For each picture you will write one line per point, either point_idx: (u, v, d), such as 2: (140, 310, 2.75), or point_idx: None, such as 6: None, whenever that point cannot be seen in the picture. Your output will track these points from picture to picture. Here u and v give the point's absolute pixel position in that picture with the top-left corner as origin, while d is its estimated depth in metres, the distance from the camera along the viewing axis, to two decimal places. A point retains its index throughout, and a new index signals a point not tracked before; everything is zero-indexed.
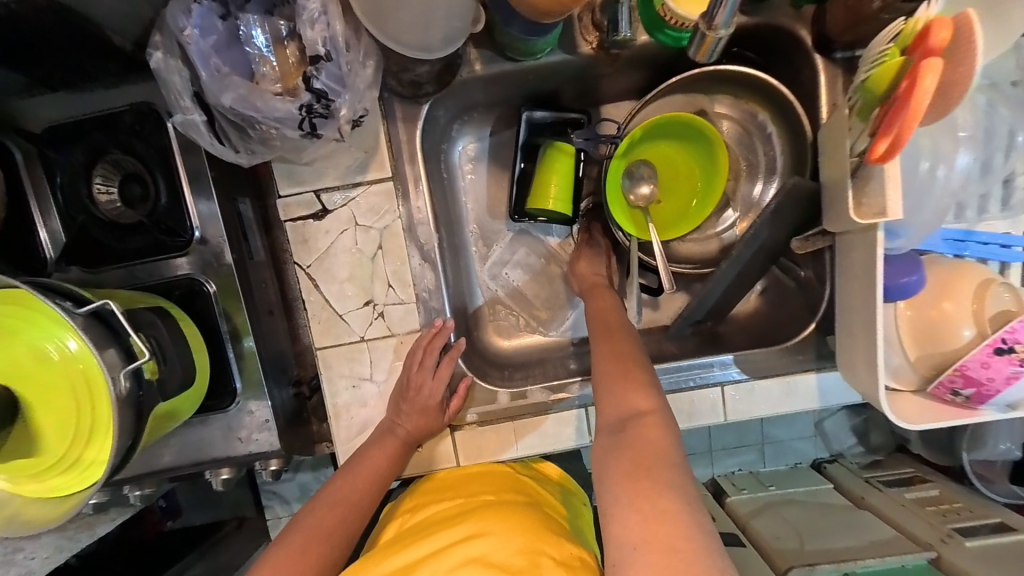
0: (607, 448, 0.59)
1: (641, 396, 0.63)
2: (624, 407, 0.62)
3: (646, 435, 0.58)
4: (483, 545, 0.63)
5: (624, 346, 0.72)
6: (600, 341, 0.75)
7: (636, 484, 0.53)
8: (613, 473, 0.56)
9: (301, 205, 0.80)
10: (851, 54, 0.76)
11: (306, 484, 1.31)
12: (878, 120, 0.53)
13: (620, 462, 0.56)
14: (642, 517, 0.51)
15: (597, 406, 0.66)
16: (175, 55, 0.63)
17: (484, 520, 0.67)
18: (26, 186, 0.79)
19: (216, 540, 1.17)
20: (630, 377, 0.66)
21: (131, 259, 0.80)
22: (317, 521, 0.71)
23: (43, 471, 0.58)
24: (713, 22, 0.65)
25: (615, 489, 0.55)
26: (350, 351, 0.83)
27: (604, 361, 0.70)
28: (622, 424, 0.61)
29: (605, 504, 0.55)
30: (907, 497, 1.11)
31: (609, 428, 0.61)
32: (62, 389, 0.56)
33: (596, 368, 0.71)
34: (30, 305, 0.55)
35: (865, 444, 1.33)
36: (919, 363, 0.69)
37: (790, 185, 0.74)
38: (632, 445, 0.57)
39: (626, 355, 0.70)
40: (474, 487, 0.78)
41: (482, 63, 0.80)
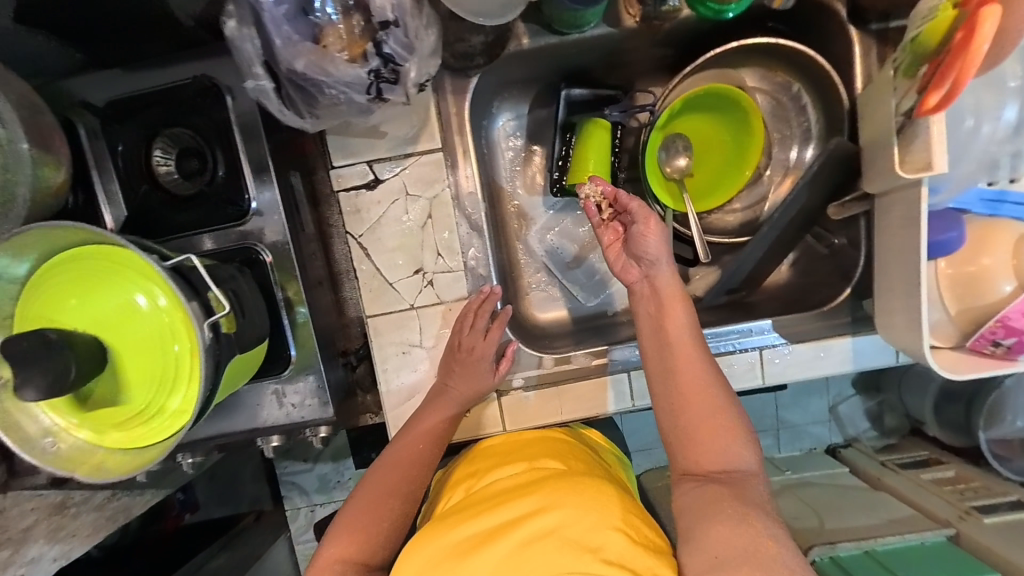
0: (705, 485, 0.65)
1: (745, 454, 0.66)
2: (725, 460, 0.66)
3: (749, 488, 0.64)
4: (555, 519, 0.63)
5: (717, 398, 0.68)
6: (686, 391, 0.69)
7: (741, 516, 0.60)
8: (714, 508, 0.61)
9: (353, 176, 0.82)
10: (884, 25, 0.79)
11: (326, 475, 1.48)
12: (927, 75, 0.56)
13: (725, 501, 0.62)
14: (747, 542, 0.58)
15: (687, 458, 0.68)
16: (247, 23, 0.65)
17: (556, 490, 0.67)
18: (89, 158, 0.81)
19: (238, 531, 1.33)
20: (729, 433, 0.67)
21: (191, 229, 0.82)
22: (385, 479, 0.73)
23: (129, 419, 0.60)
24: None
25: (714, 517, 0.61)
26: (400, 318, 0.86)
27: (697, 413, 0.68)
28: (722, 474, 0.65)
29: (699, 527, 0.61)
30: (924, 477, 1.13)
31: (707, 475, 0.66)
32: (151, 339, 0.59)
33: (683, 418, 0.68)
34: (123, 260, 0.59)
35: (879, 428, 1.37)
36: (960, 317, 0.71)
37: (831, 147, 0.77)
38: (738, 496, 0.62)
39: (723, 407, 0.68)
40: (536, 453, 0.78)
41: (528, 37, 0.82)
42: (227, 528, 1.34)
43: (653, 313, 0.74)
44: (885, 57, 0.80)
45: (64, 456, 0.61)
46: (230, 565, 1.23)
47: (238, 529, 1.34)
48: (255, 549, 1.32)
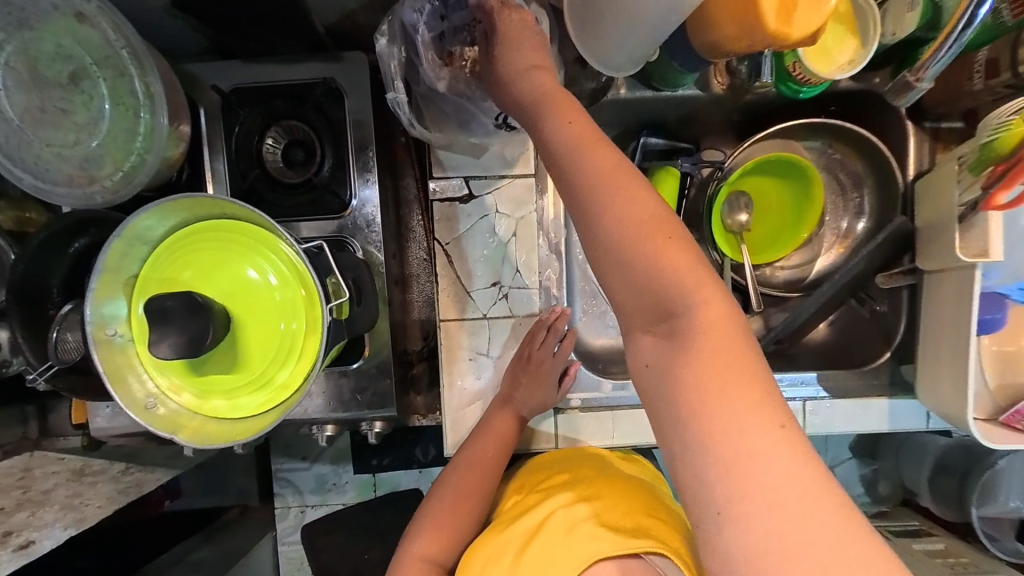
0: (695, 405, 0.46)
1: (732, 341, 0.48)
2: (696, 349, 0.48)
3: (755, 397, 0.46)
4: (590, 508, 0.68)
5: (619, 205, 0.49)
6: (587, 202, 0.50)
7: (710, 398, 0.46)
8: (681, 386, 0.48)
9: (451, 188, 0.88)
10: (936, 125, 0.90)
11: (323, 476, 1.47)
12: (991, 177, 0.66)
13: (689, 381, 0.48)
14: (725, 444, 0.45)
15: (657, 354, 0.50)
16: (397, 43, 0.71)
17: (593, 487, 0.72)
18: (203, 137, 0.85)
19: (220, 527, 1.33)
20: (678, 255, 0.49)
21: (290, 214, 0.86)
22: (463, 480, 0.77)
23: (238, 387, 0.61)
24: (921, 74, 0.74)
25: (681, 404, 0.47)
26: (473, 326, 0.90)
27: (630, 233, 0.49)
28: (675, 314, 0.49)
29: (670, 420, 0.48)
30: (917, 547, 1.14)
31: (654, 322, 0.51)
32: (278, 312, 0.62)
33: (604, 244, 0.50)
34: (262, 235, 0.62)
35: (873, 494, 1.44)
36: (998, 391, 0.78)
37: (898, 224, 0.86)
38: (729, 416, 0.45)
39: (669, 229, 0.50)
40: (576, 460, 0.83)
41: (626, 88, 0.91)
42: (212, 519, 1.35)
43: (579, 180, 0.50)
44: (934, 151, 0.91)
45: (162, 418, 0.61)
46: (211, 558, 1.22)
47: (222, 523, 1.36)
48: (239, 545, 1.30)
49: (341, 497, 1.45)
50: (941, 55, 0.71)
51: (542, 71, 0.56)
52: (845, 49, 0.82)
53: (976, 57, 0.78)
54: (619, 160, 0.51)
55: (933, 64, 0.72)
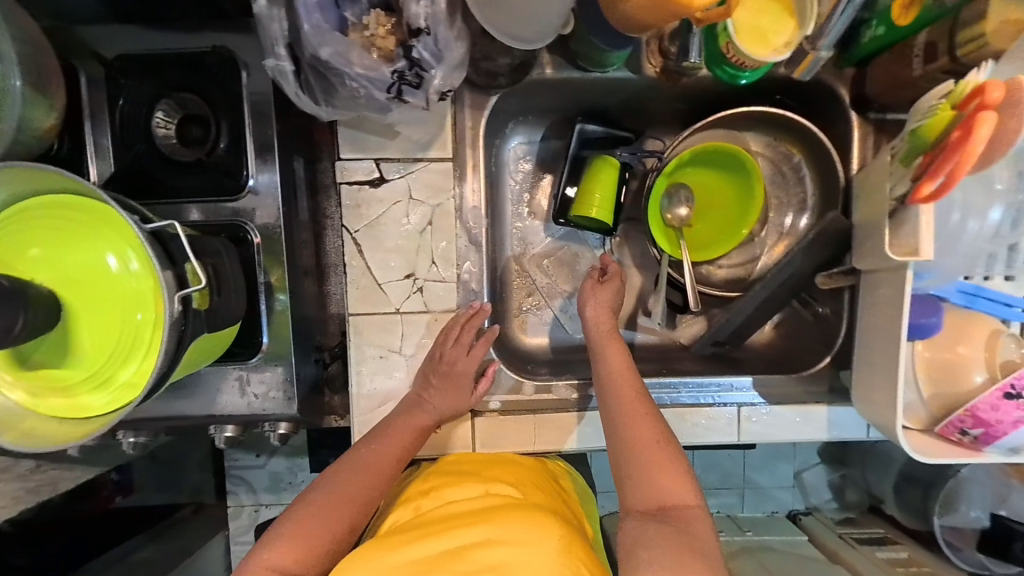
0: (650, 527, 0.63)
1: (681, 486, 0.66)
2: (660, 490, 0.66)
3: (689, 524, 0.63)
4: (505, 552, 0.60)
5: (649, 430, 0.71)
6: (620, 422, 0.72)
7: (682, 558, 0.58)
8: (658, 550, 0.60)
9: (360, 171, 0.81)
10: (882, 115, 0.84)
11: (279, 474, 1.33)
12: (922, 166, 0.60)
13: (665, 549, 0.60)
14: None
15: (632, 489, 0.68)
16: (278, 5, 0.63)
17: (511, 519, 0.64)
18: (84, 107, 0.79)
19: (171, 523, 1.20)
20: (669, 469, 0.68)
21: (178, 196, 0.80)
22: (347, 483, 0.69)
23: (74, 385, 0.55)
24: (817, 43, 0.79)
25: (658, 562, 0.58)
26: (384, 321, 0.83)
27: (630, 434, 0.71)
28: (664, 511, 0.65)
29: (644, 574, 0.58)
30: (879, 555, 1.08)
31: (650, 512, 0.65)
32: (114, 302, 0.55)
33: (619, 441, 0.71)
34: (97, 215, 0.55)
35: (841, 501, 1.37)
36: (932, 401, 0.73)
37: (828, 220, 0.79)
38: (678, 533, 0.62)
39: (668, 451, 0.69)
40: (492, 474, 0.75)
41: (553, 68, 0.84)
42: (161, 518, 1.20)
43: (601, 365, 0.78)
44: (879, 144, 0.85)
45: None
46: (156, 559, 1.10)
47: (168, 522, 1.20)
48: (186, 545, 1.17)
49: None
50: (833, 26, 0.77)
51: (603, 325, 0.82)
52: (783, 30, 0.76)
53: (915, 43, 0.72)
54: (620, 346, 0.80)
55: (825, 34, 0.78)
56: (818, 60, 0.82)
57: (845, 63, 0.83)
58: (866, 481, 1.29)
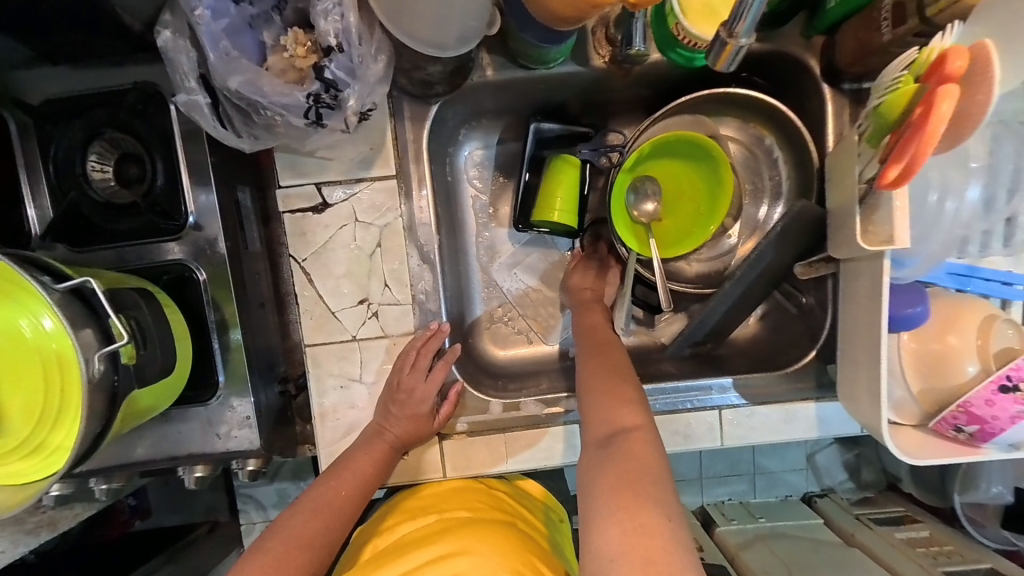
0: (595, 460, 0.59)
1: (629, 412, 0.63)
2: (610, 419, 0.63)
3: (634, 451, 0.58)
4: (460, 565, 0.63)
5: (613, 361, 0.72)
6: (589, 357, 0.74)
7: (621, 499, 0.53)
8: (599, 485, 0.55)
9: (302, 198, 0.78)
10: (858, 85, 0.77)
11: (284, 490, 1.23)
12: (889, 146, 0.54)
13: (607, 475, 0.56)
14: (624, 529, 0.50)
15: (587, 420, 0.65)
16: (185, 36, 0.62)
17: (463, 537, 0.67)
18: (18, 158, 0.77)
19: (187, 542, 1.10)
20: (619, 394, 0.65)
21: (121, 241, 0.78)
22: (303, 527, 0.68)
23: (4, 453, 0.54)
24: (734, 30, 0.60)
25: (601, 502, 0.54)
26: (341, 350, 0.81)
27: (593, 375, 0.70)
28: (610, 437, 0.61)
29: (589, 517, 0.54)
30: (897, 536, 1.04)
31: (598, 442, 0.61)
32: (32, 367, 0.53)
33: (585, 381, 0.70)
34: (7, 278, 0.53)
35: (857, 480, 1.28)
36: (922, 396, 0.67)
37: (797, 209, 0.74)
38: (618, 458, 0.57)
39: (619, 373, 0.69)
40: (449, 503, 0.76)
41: (494, 69, 0.80)
42: (177, 539, 1.11)
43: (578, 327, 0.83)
44: (855, 117, 0.78)
45: None
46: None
47: (187, 540, 1.11)
48: (201, 564, 1.07)
49: None
50: (751, 8, 0.58)
51: (578, 294, 0.90)
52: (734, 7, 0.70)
53: (882, 4, 0.64)
54: (597, 308, 0.86)
55: (743, 14, 0.58)
56: (740, 49, 0.62)
57: (812, 31, 0.76)
58: (883, 460, 1.23)
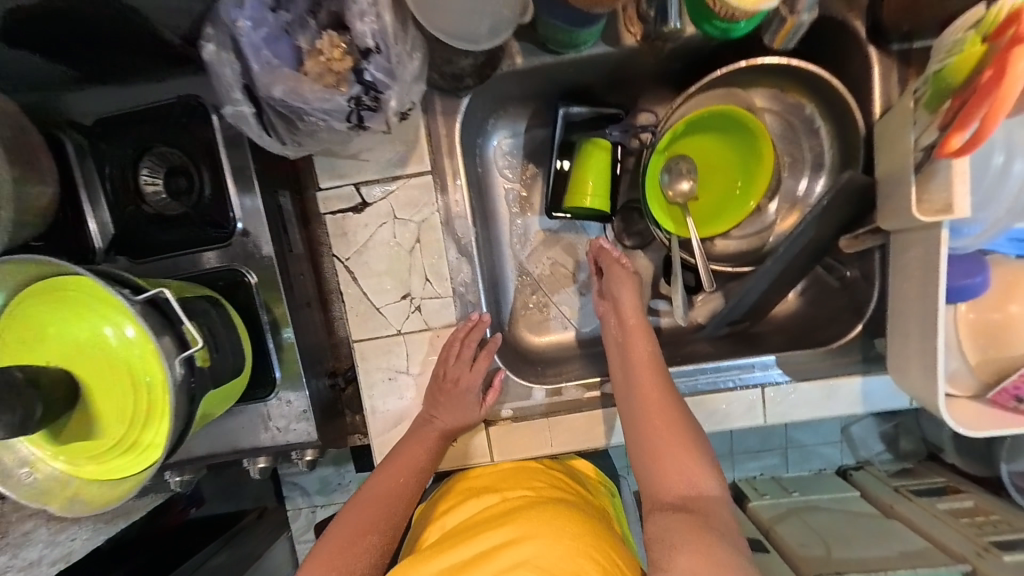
0: (670, 512, 0.61)
1: (704, 477, 0.64)
2: (687, 476, 0.64)
3: (708, 512, 0.61)
4: (532, 546, 0.64)
5: (681, 416, 0.69)
6: (652, 408, 0.70)
7: (700, 539, 0.56)
8: (677, 529, 0.58)
9: (340, 199, 0.80)
10: (907, 45, 0.73)
11: (326, 477, 1.35)
12: (950, 111, 0.53)
13: (684, 521, 0.58)
14: (710, 565, 0.53)
15: (654, 477, 0.65)
16: (227, 47, 0.64)
17: (530, 520, 0.69)
18: (77, 177, 0.81)
19: (236, 531, 1.15)
20: (694, 456, 0.65)
21: (177, 250, 0.82)
22: (363, 514, 0.71)
23: (104, 451, 0.59)
24: (796, 6, 0.71)
25: (680, 541, 0.56)
26: (386, 344, 0.83)
27: (663, 433, 0.67)
28: (686, 501, 0.62)
29: (664, 557, 0.56)
30: (938, 506, 1.03)
31: (672, 503, 0.62)
32: (119, 375, 0.57)
33: (653, 438, 0.68)
34: (92, 293, 0.56)
35: (894, 450, 1.26)
36: (979, 368, 0.66)
37: (844, 180, 0.70)
38: (702, 519, 0.59)
39: (688, 433, 0.68)
40: (508, 483, 0.79)
41: (522, 56, 0.78)
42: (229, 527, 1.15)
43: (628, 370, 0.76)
44: (905, 79, 0.74)
45: (42, 485, 0.61)
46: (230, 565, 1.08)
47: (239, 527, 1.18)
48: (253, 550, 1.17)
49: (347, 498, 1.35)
50: None
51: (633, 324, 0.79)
52: None
53: None
54: (649, 335, 0.77)
55: None
56: (800, 25, 0.73)
57: None
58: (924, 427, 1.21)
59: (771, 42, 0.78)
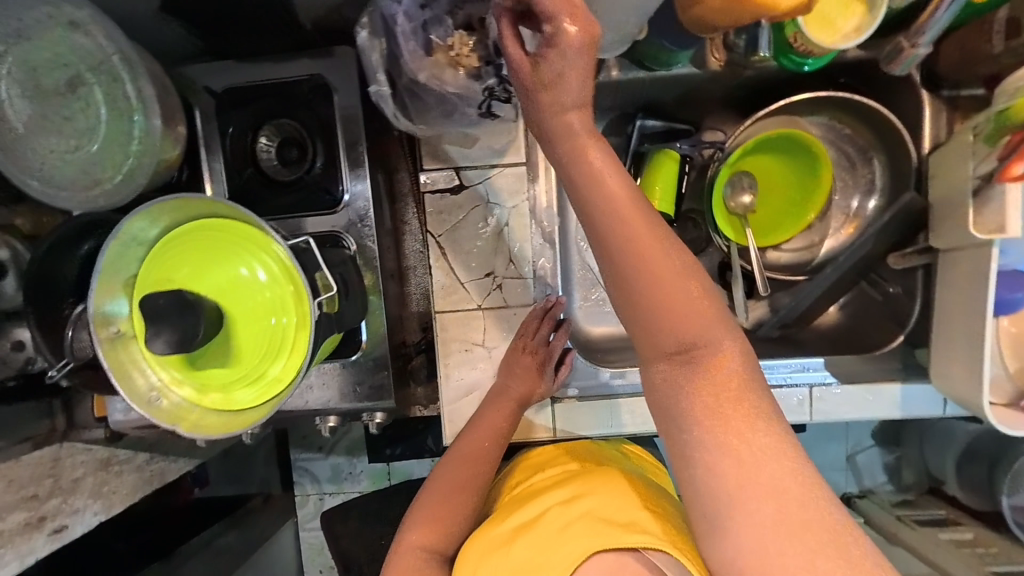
0: (677, 376, 0.48)
1: (714, 330, 0.48)
2: (689, 335, 0.48)
3: (728, 376, 0.48)
4: (594, 501, 0.66)
5: (680, 272, 0.48)
6: (639, 266, 0.47)
7: (728, 422, 0.46)
8: (701, 420, 0.47)
9: (441, 180, 0.87)
10: (956, 93, 0.84)
11: (339, 466, 1.45)
12: (1010, 143, 0.65)
13: (703, 402, 0.48)
14: (738, 459, 0.45)
15: (640, 337, 0.49)
16: (378, 34, 0.73)
17: (591, 480, 0.71)
18: (200, 138, 0.88)
19: (247, 511, 1.28)
20: (701, 313, 0.48)
21: (283, 213, 0.88)
22: (456, 474, 0.79)
23: (232, 381, 0.65)
24: (916, 41, 0.75)
25: (707, 434, 0.47)
26: (466, 317, 0.90)
27: (652, 288, 0.48)
28: (692, 351, 0.48)
29: (690, 449, 0.47)
30: (941, 536, 1.04)
31: (665, 359, 0.49)
32: (263, 308, 0.65)
33: (628, 304, 0.49)
34: (243, 233, 0.65)
35: (896, 482, 1.32)
36: (1018, 375, 0.74)
37: (904, 201, 0.81)
38: (708, 379, 0.48)
39: (686, 286, 0.48)
40: (569, 454, 0.83)
41: (618, 70, 0.88)
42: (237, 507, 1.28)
43: (616, 246, 0.48)
44: (952, 121, 0.85)
45: (162, 410, 0.64)
46: (238, 545, 1.18)
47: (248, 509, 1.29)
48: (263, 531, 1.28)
49: (358, 486, 1.45)
50: (936, 21, 0.72)
51: (609, 167, 0.49)
52: (850, 16, 0.77)
53: (995, 19, 0.74)
54: (652, 217, 0.49)
55: (926, 30, 0.73)
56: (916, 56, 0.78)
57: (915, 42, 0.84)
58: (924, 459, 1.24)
59: (888, 67, 0.82)
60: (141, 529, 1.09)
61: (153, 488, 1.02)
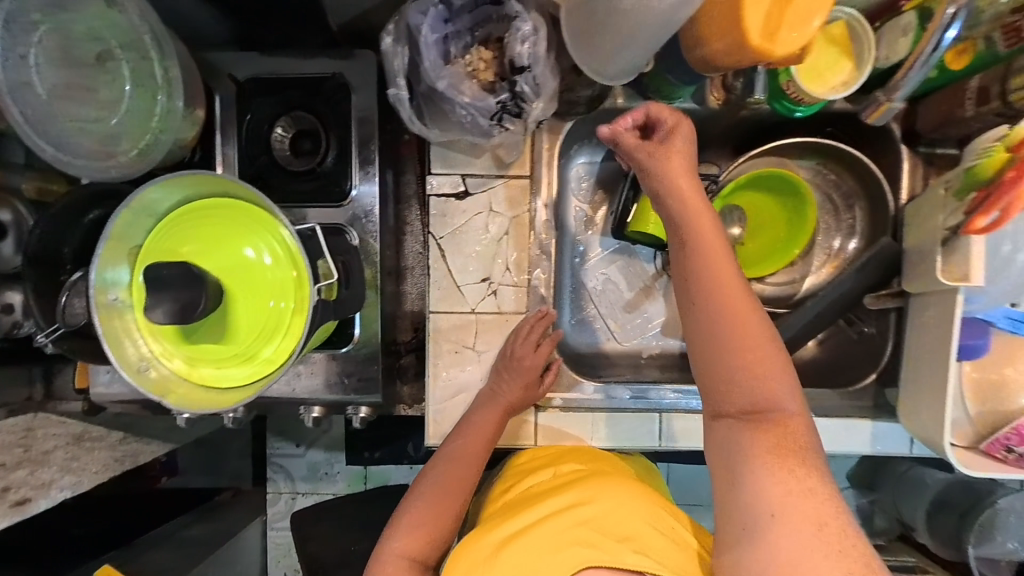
0: (746, 427, 0.62)
1: (778, 385, 0.62)
2: (758, 396, 0.62)
3: (791, 429, 0.61)
4: (596, 509, 0.70)
5: (758, 331, 0.63)
6: (724, 328, 0.63)
7: (781, 460, 0.59)
8: (753, 450, 0.61)
9: (448, 185, 0.91)
10: (931, 150, 0.91)
11: (316, 464, 1.39)
12: (975, 200, 0.69)
13: (764, 448, 0.60)
14: (788, 490, 0.58)
15: (722, 391, 0.63)
16: (401, 42, 0.77)
17: (592, 487, 0.74)
18: (217, 123, 0.91)
19: (213, 506, 1.27)
20: (765, 362, 0.62)
21: (290, 202, 0.91)
22: (454, 471, 0.83)
23: (226, 358, 0.67)
24: (891, 95, 0.78)
25: (766, 474, 0.59)
26: (460, 319, 0.92)
27: (733, 354, 0.62)
28: (753, 408, 0.62)
29: (756, 484, 0.59)
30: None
31: (739, 415, 0.63)
32: (267, 289, 0.67)
33: (711, 361, 0.63)
34: (257, 216, 0.67)
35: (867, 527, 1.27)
36: (978, 419, 0.77)
37: (881, 245, 0.87)
38: (775, 435, 0.61)
39: (770, 352, 0.63)
40: (563, 458, 0.85)
41: (624, 97, 0.92)
42: (203, 500, 1.28)
43: (706, 307, 0.63)
44: (928, 176, 0.92)
45: (154, 381, 0.66)
46: (204, 536, 1.18)
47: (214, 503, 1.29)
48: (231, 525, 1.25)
49: (333, 487, 1.39)
50: (909, 78, 0.75)
51: (715, 242, 0.65)
52: (839, 71, 0.84)
53: (969, 86, 0.79)
54: (742, 289, 0.64)
55: (900, 86, 0.76)
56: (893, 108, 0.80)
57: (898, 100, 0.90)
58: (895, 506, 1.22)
59: (865, 117, 0.85)
60: (101, 512, 1.11)
61: (124, 470, 1.01)
